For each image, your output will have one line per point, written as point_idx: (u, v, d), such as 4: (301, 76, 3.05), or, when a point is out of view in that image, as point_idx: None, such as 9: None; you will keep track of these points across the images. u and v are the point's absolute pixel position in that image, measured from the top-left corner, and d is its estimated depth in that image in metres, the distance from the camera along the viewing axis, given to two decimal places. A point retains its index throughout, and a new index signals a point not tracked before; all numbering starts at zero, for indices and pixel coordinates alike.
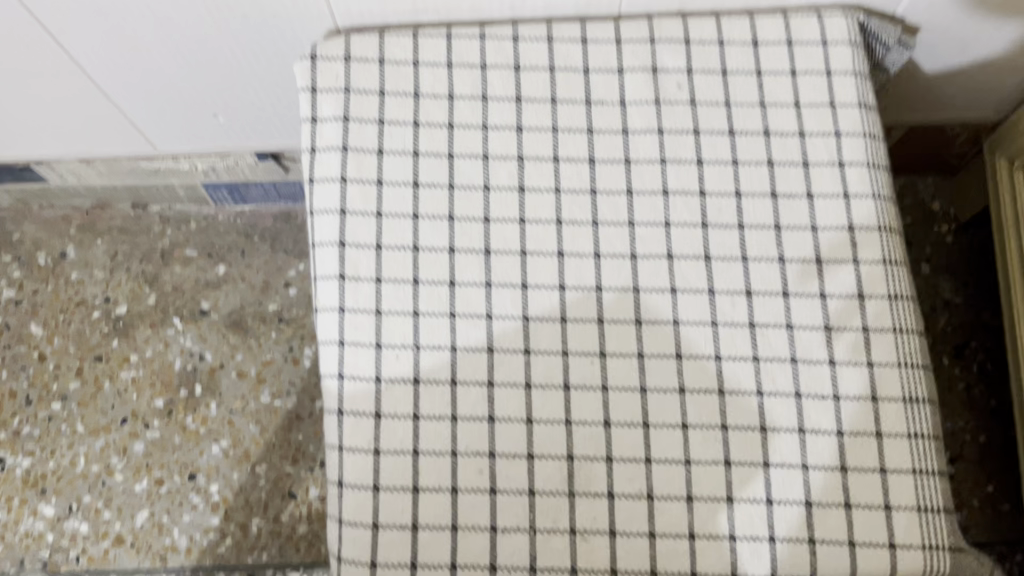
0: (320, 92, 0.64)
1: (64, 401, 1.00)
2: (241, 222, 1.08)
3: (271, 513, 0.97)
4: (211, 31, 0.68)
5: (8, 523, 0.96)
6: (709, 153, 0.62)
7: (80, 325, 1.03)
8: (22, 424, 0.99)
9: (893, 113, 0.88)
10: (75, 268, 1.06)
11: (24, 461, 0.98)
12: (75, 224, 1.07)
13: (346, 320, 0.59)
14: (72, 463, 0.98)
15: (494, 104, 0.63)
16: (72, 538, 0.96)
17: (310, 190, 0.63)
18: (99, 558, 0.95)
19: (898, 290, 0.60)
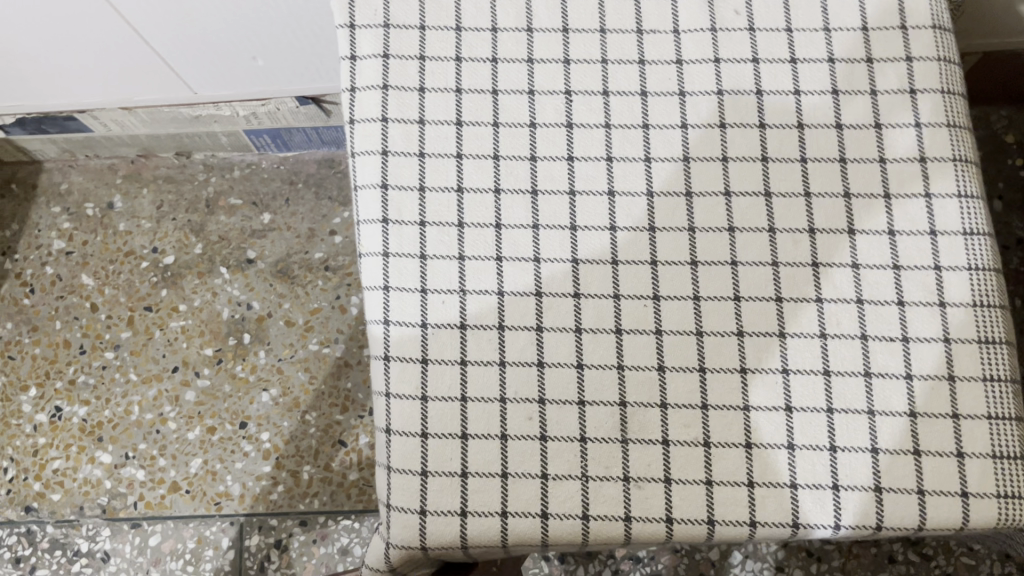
0: (358, 28, 0.61)
1: (117, 350, 1.06)
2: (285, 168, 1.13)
3: (322, 461, 1.01)
4: None
5: (68, 469, 1.02)
6: (769, 82, 0.58)
7: (129, 276, 1.09)
8: (78, 373, 1.05)
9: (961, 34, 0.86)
10: (122, 218, 1.11)
11: (81, 410, 1.04)
12: (121, 173, 1.12)
13: (390, 264, 0.58)
14: (127, 412, 1.03)
15: (541, 37, 0.61)
16: (129, 484, 1.01)
17: (350, 131, 0.60)
18: (156, 504, 1.00)
19: (975, 226, 0.56)
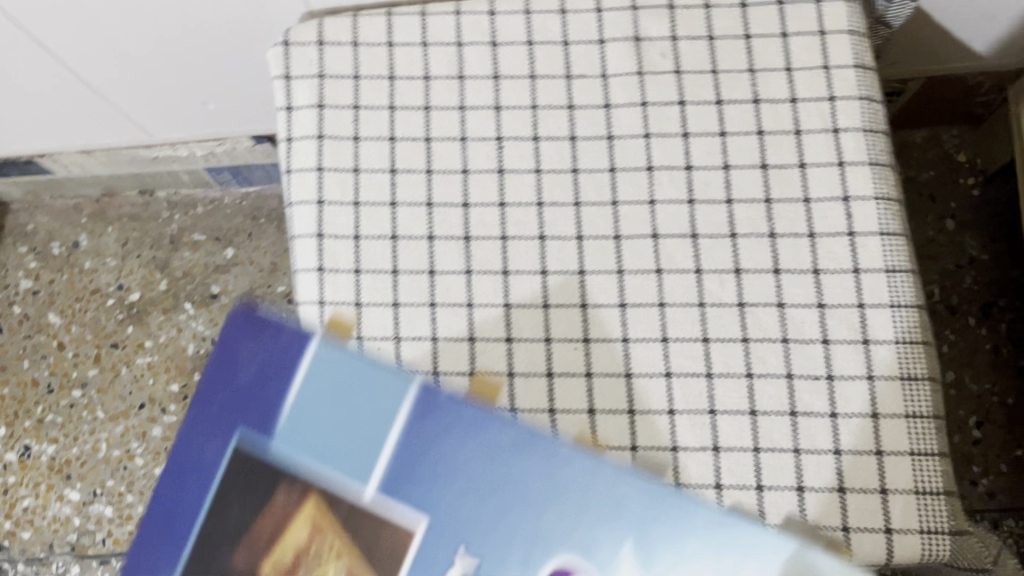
0: (294, 79, 0.62)
1: (84, 387, 0.95)
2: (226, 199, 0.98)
3: None
4: (192, 36, 0.69)
5: (36, 508, 0.92)
6: (695, 124, 0.59)
7: (95, 313, 0.96)
8: (46, 412, 0.94)
9: (900, 65, 0.81)
10: (88, 256, 0.98)
11: (49, 448, 0.94)
12: (87, 211, 0.99)
13: (325, 313, 0.58)
14: (95, 449, 0.93)
15: (472, 84, 0.61)
16: (97, 522, 0.91)
17: (287, 182, 0.62)
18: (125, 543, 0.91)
19: (896, 263, 0.56)
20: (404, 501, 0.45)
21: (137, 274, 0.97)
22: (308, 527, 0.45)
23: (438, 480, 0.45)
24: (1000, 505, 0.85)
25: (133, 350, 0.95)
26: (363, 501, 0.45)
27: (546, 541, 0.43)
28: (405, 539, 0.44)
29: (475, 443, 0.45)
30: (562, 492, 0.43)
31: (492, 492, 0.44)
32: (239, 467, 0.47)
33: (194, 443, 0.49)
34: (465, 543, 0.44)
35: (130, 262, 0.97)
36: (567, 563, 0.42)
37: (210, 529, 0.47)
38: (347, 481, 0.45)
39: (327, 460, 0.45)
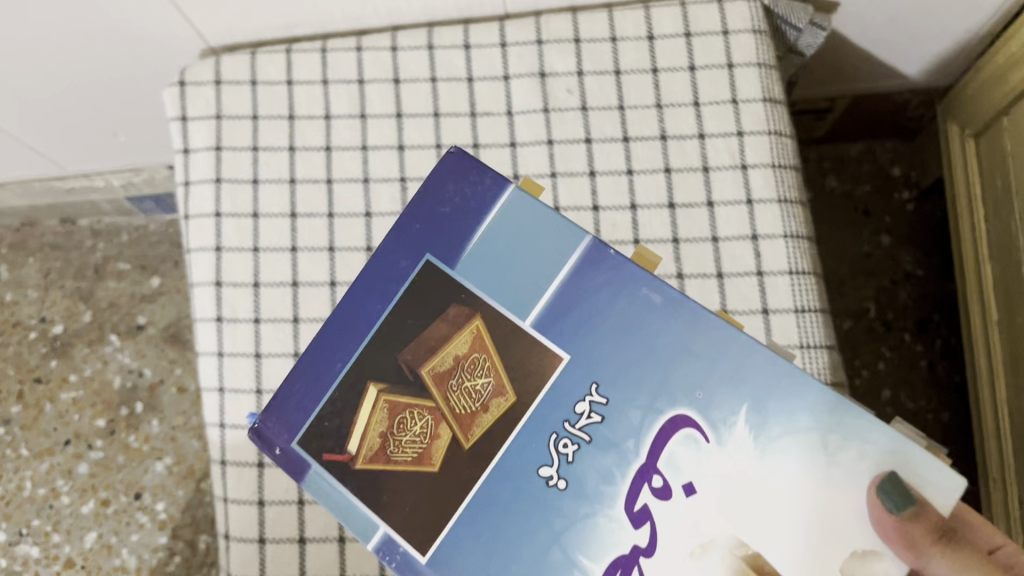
0: (191, 120, 0.60)
1: (6, 425, 0.92)
2: (153, 226, 0.96)
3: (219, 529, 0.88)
4: (90, 76, 0.67)
5: None
6: (602, 163, 0.58)
7: (17, 347, 0.93)
8: None
9: (823, 86, 0.81)
10: (8, 289, 0.95)
11: None
12: (6, 243, 0.96)
13: (224, 364, 0.57)
14: (19, 488, 0.90)
15: (374, 122, 0.59)
16: (24, 563, 0.89)
17: (185, 227, 0.60)
18: None
19: (806, 303, 0.55)
20: (557, 331, 0.39)
21: (60, 305, 0.94)
22: (470, 340, 0.40)
23: (584, 324, 0.39)
24: None
25: (57, 385, 0.92)
26: (518, 323, 0.40)
27: (669, 391, 0.37)
28: (554, 366, 0.39)
29: (632, 300, 0.39)
30: (713, 351, 0.38)
31: (650, 339, 0.38)
32: (423, 281, 0.42)
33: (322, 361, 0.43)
34: (598, 381, 0.38)
35: (53, 292, 0.95)
36: (685, 412, 0.37)
37: (386, 325, 0.42)
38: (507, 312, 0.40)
39: (483, 274, 0.41)
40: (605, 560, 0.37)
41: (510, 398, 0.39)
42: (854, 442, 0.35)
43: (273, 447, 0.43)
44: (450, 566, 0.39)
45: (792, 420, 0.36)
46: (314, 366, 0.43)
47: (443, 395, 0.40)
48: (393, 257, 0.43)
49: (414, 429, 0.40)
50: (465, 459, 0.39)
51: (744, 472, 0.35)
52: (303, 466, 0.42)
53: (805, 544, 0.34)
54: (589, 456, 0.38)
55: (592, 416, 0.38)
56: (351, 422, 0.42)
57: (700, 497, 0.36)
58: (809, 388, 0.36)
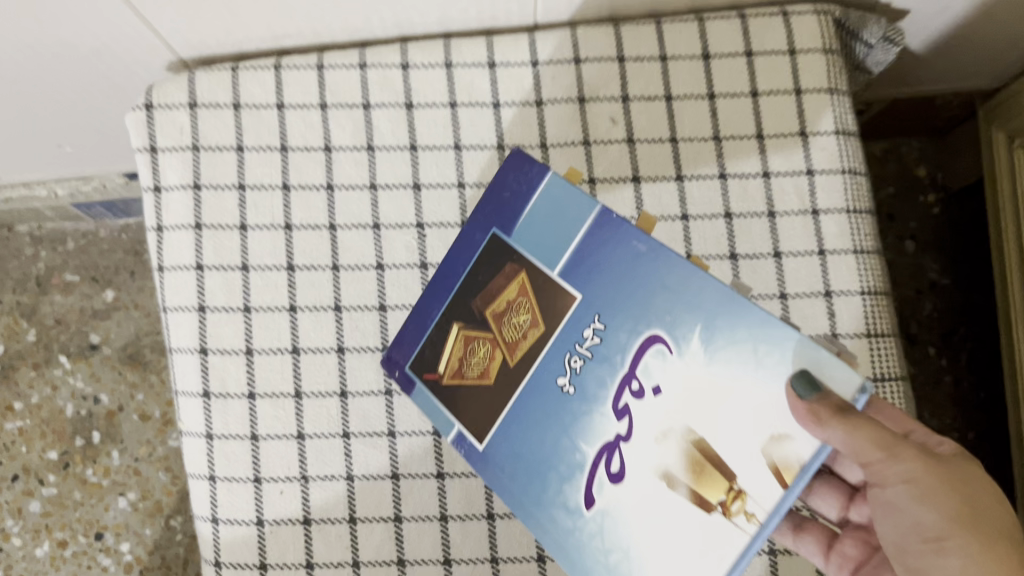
0: (161, 152, 0.50)
1: None
2: (105, 232, 0.85)
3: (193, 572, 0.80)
4: (30, 91, 0.56)
5: None
6: (652, 205, 0.50)
7: None
8: None
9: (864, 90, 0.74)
10: None
11: None
12: None
13: (215, 448, 0.49)
14: None
15: (384, 156, 0.50)
16: None
17: (160, 281, 0.50)
18: None
19: (888, 371, 0.49)
20: (571, 270, 0.41)
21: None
22: (517, 285, 0.42)
23: (589, 264, 0.40)
24: None
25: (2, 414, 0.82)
26: (546, 273, 0.41)
27: (648, 315, 0.38)
28: (568, 306, 0.40)
29: (623, 247, 0.40)
30: (682, 281, 0.38)
31: (645, 277, 0.39)
32: (492, 255, 0.44)
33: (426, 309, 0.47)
34: (599, 312, 0.40)
35: None
36: (657, 333, 0.38)
37: (469, 284, 0.45)
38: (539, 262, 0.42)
39: (527, 237, 0.43)
40: (599, 445, 0.39)
41: (540, 329, 0.41)
42: (779, 348, 0.35)
43: (393, 369, 0.48)
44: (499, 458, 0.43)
45: (733, 338, 0.36)
46: (421, 313, 0.47)
47: (498, 327, 0.43)
48: (472, 231, 0.46)
49: (479, 353, 0.44)
50: (512, 375, 0.42)
51: (703, 381, 0.36)
52: (411, 383, 0.47)
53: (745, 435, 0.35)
54: (593, 369, 0.39)
55: (594, 338, 0.39)
56: (438, 346, 0.46)
57: (664, 398, 0.37)
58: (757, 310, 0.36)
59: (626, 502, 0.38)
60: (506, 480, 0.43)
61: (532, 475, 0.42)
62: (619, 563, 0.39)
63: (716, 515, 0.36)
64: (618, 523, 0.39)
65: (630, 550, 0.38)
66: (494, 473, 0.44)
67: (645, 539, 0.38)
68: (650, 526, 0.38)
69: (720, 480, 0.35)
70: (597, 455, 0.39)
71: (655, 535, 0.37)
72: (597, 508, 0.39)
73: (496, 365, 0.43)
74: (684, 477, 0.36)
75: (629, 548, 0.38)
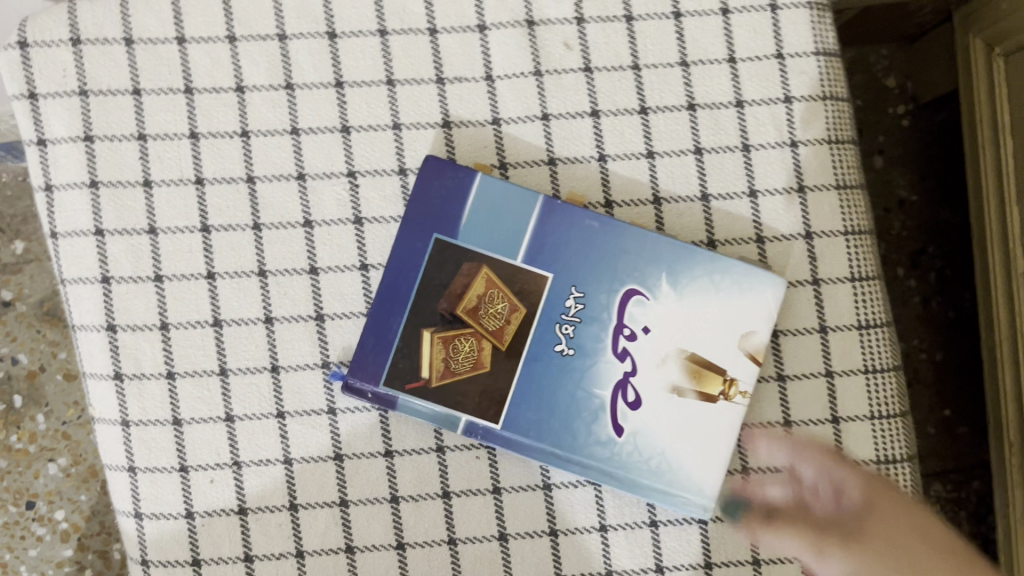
0: (43, 99, 0.42)
1: None
2: (6, 177, 0.77)
3: None
4: None
5: None
6: (614, 143, 0.45)
7: None
8: None
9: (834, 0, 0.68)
10: None
11: None
12: None
13: (132, 437, 0.43)
14: None
15: (305, 96, 0.44)
16: None
17: (53, 249, 0.43)
18: None
19: (871, 317, 0.45)
20: (533, 256, 0.43)
21: None
22: (483, 279, 0.43)
23: (550, 247, 0.43)
24: (927, 471, 0.79)
25: None
26: (510, 262, 0.43)
27: (617, 275, 0.43)
28: (543, 286, 0.43)
29: (576, 228, 0.43)
30: (638, 242, 0.43)
31: (605, 247, 0.43)
32: (443, 263, 0.42)
33: (375, 328, 0.42)
34: (576, 283, 0.43)
35: None
36: (632, 287, 0.43)
37: (421, 294, 0.42)
38: (509, 261, 0.43)
39: (479, 238, 0.43)
40: (611, 386, 0.43)
41: (522, 310, 0.43)
42: (729, 273, 0.43)
43: (364, 392, 0.42)
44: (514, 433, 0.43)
45: (693, 276, 0.43)
46: (378, 323, 0.42)
47: (477, 321, 0.42)
48: (405, 243, 0.43)
49: (462, 349, 0.42)
50: (508, 360, 0.42)
51: (679, 321, 0.43)
52: (391, 400, 0.42)
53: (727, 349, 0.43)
54: (584, 329, 0.43)
55: (577, 305, 0.43)
56: (410, 358, 0.42)
57: (655, 335, 0.43)
58: (694, 254, 0.43)
59: (654, 420, 0.43)
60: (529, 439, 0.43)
61: (555, 430, 0.43)
62: (661, 466, 0.43)
63: (721, 404, 0.43)
64: (650, 436, 0.43)
65: (666, 450, 0.43)
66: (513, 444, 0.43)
67: (674, 439, 0.43)
68: (675, 428, 0.43)
69: (716, 376, 0.43)
70: (613, 395, 0.42)
71: (685, 435, 0.43)
72: (627, 432, 0.42)
73: (487, 355, 0.42)
74: (690, 384, 0.43)
75: (664, 450, 0.43)
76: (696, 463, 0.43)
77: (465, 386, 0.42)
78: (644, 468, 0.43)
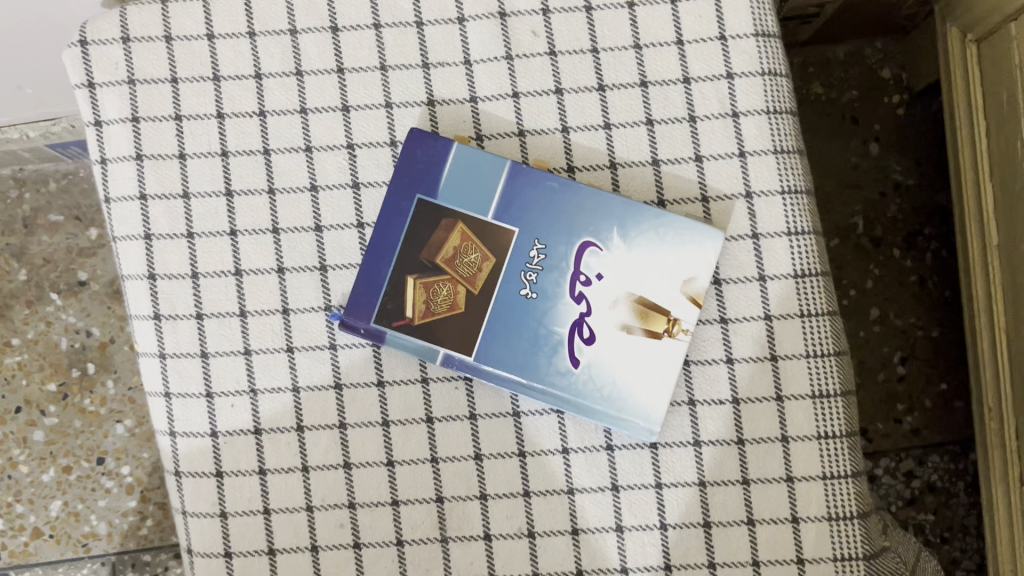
0: (99, 87, 0.51)
1: None
2: (84, 172, 0.88)
3: None
4: None
5: None
6: (576, 117, 0.51)
7: None
8: None
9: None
10: None
11: None
12: None
13: (168, 367, 0.51)
14: None
15: (312, 81, 0.52)
16: None
17: (107, 211, 0.52)
18: (20, 552, 0.85)
19: (808, 267, 0.50)
20: (502, 213, 0.50)
21: None
22: (459, 233, 0.50)
23: (517, 205, 0.50)
24: (924, 443, 0.83)
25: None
26: (483, 218, 0.50)
27: (575, 230, 0.49)
28: (510, 239, 0.49)
29: (540, 188, 0.50)
30: (593, 201, 0.49)
31: (565, 206, 0.49)
32: (425, 219, 0.50)
33: (368, 274, 0.50)
34: (539, 237, 0.49)
35: None
36: (588, 240, 0.49)
37: (407, 246, 0.50)
38: (481, 217, 0.50)
39: (456, 198, 0.50)
40: (568, 324, 0.49)
41: (492, 259, 0.49)
42: (673, 227, 0.49)
43: (356, 328, 0.50)
44: (485, 365, 0.49)
45: (641, 230, 0.49)
46: (371, 271, 0.50)
47: (453, 269, 0.50)
48: (395, 201, 0.50)
49: (441, 293, 0.49)
50: (479, 302, 0.49)
51: (629, 268, 0.49)
52: (380, 335, 0.50)
53: (672, 294, 0.49)
54: (546, 275, 0.49)
55: (540, 255, 0.49)
56: (397, 300, 0.49)
57: (607, 281, 0.49)
58: (643, 211, 0.49)
59: (606, 355, 0.49)
60: (498, 370, 0.49)
61: (521, 363, 0.49)
62: (612, 394, 0.49)
63: (666, 341, 0.49)
64: (603, 367, 0.49)
65: (617, 380, 0.49)
66: (484, 375, 0.49)
67: (624, 371, 0.49)
68: (625, 361, 0.49)
69: (661, 317, 0.49)
70: (569, 332, 0.49)
71: (633, 368, 0.49)
72: (583, 364, 0.49)
73: (462, 298, 0.49)
74: (637, 323, 0.49)
75: (615, 380, 0.49)
76: (643, 392, 0.49)
77: (443, 323, 0.49)
78: (597, 396, 0.49)
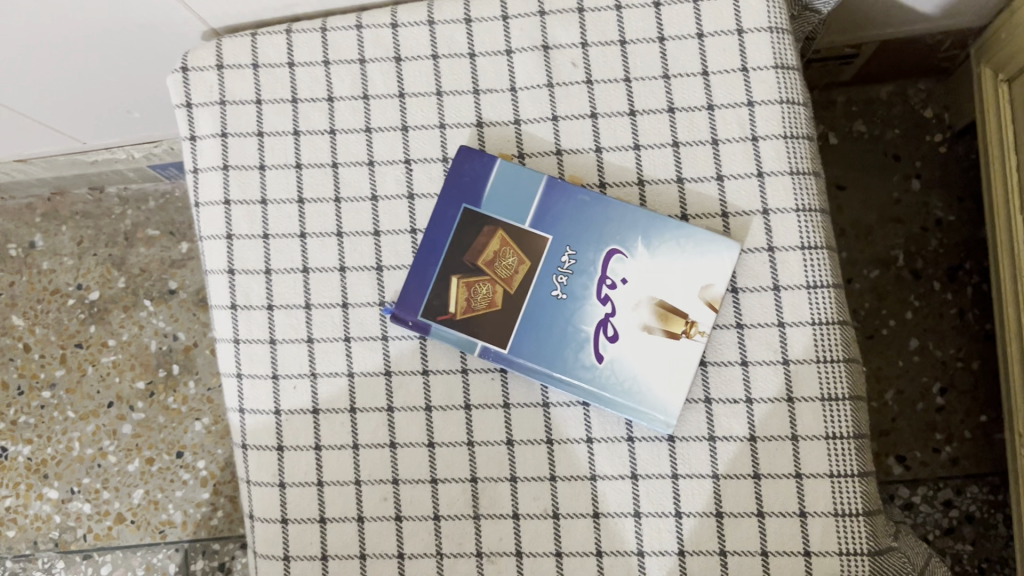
0: (195, 107, 0.60)
1: (52, 388, 0.96)
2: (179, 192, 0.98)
3: None
4: (95, 61, 0.67)
5: (18, 506, 0.94)
6: (609, 138, 0.57)
7: (57, 314, 0.97)
8: (18, 414, 0.96)
9: (846, 34, 0.78)
10: (45, 257, 0.99)
11: (24, 448, 0.95)
12: (39, 212, 0.99)
13: (241, 351, 0.58)
14: (68, 449, 0.95)
15: (376, 103, 0.59)
16: (77, 518, 0.94)
17: (196, 214, 0.60)
18: (104, 535, 0.93)
19: (820, 279, 0.54)
20: (538, 222, 0.55)
21: (95, 272, 0.98)
22: (499, 239, 0.55)
23: (552, 215, 0.55)
24: (962, 473, 0.84)
25: (98, 349, 0.96)
26: (521, 226, 0.55)
27: (603, 238, 0.55)
28: (544, 246, 0.55)
29: (572, 201, 0.55)
30: (620, 213, 0.55)
31: (595, 216, 0.55)
32: (469, 226, 0.56)
33: (417, 274, 0.56)
34: (571, 244, 0.55)
35: (87, 260, 0.98)
36: (615, 248, 0.55)
37: (452, 250, 0.56)
38: (519, 225, 0.55)
39: (497, 208, 0.56)
40: (594, 323, 0.54)
41: (528, 263, 0.55)
42: (693, 238, 0.54)
43: (405, 321, 0.56)
44: (517, 358, 0.54)
45: (663, 239, 0.54)
46: (420, 270, 0.56)
47: (492, 271, 0.55)
48: (443, 210, 0.56)
49: (480, 291, 0.55)
50: (515, 301, 0.55)
51: (651, 274, 0.54)
52: (425, 328, 0.55)
53: (690, 298, 0.54)
54: (576, 279, 0.55)
55: (571, 260, 0.55)
56: (442, 297, 0.55)
57: (631, 285, 0.54)
58: (666, 223, 0.54)
59: (627, 352, 0.54)
60: (529, 363, 0.54)
61: (550, 356, 0.54)
62: (632, 387, 0.54)
63: (684, 341, 0.53)
64: (625, 363, 0.54)
65: (637, 375, 0.54)
66: (515, 367, 0.55)
67: (644, 367, 0.54)
68: (645, 358, 0.54)
69: (680, 319, 0.53)
70: (595, 330, 0.54)
71: (652, 364, 0.53)
72: (606, 359, 0.54)
73: (499, 297, 0.55)
74: (657, 324, 0.54)
75: (635, 374, 0.54)
76: (660, 387, 0.53)
77: (481, 319, 0.55)
78: (618, 389, 0.54)
